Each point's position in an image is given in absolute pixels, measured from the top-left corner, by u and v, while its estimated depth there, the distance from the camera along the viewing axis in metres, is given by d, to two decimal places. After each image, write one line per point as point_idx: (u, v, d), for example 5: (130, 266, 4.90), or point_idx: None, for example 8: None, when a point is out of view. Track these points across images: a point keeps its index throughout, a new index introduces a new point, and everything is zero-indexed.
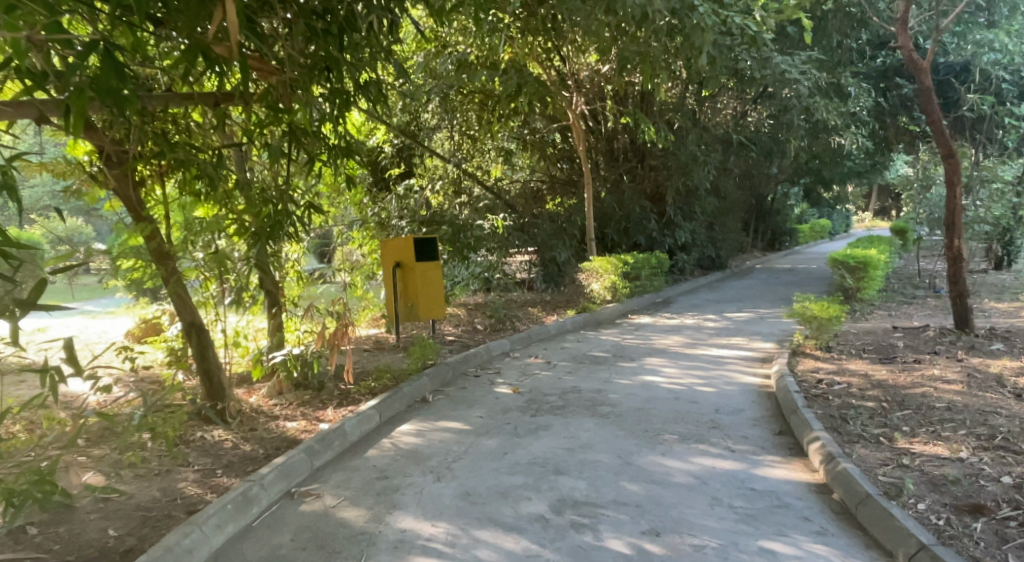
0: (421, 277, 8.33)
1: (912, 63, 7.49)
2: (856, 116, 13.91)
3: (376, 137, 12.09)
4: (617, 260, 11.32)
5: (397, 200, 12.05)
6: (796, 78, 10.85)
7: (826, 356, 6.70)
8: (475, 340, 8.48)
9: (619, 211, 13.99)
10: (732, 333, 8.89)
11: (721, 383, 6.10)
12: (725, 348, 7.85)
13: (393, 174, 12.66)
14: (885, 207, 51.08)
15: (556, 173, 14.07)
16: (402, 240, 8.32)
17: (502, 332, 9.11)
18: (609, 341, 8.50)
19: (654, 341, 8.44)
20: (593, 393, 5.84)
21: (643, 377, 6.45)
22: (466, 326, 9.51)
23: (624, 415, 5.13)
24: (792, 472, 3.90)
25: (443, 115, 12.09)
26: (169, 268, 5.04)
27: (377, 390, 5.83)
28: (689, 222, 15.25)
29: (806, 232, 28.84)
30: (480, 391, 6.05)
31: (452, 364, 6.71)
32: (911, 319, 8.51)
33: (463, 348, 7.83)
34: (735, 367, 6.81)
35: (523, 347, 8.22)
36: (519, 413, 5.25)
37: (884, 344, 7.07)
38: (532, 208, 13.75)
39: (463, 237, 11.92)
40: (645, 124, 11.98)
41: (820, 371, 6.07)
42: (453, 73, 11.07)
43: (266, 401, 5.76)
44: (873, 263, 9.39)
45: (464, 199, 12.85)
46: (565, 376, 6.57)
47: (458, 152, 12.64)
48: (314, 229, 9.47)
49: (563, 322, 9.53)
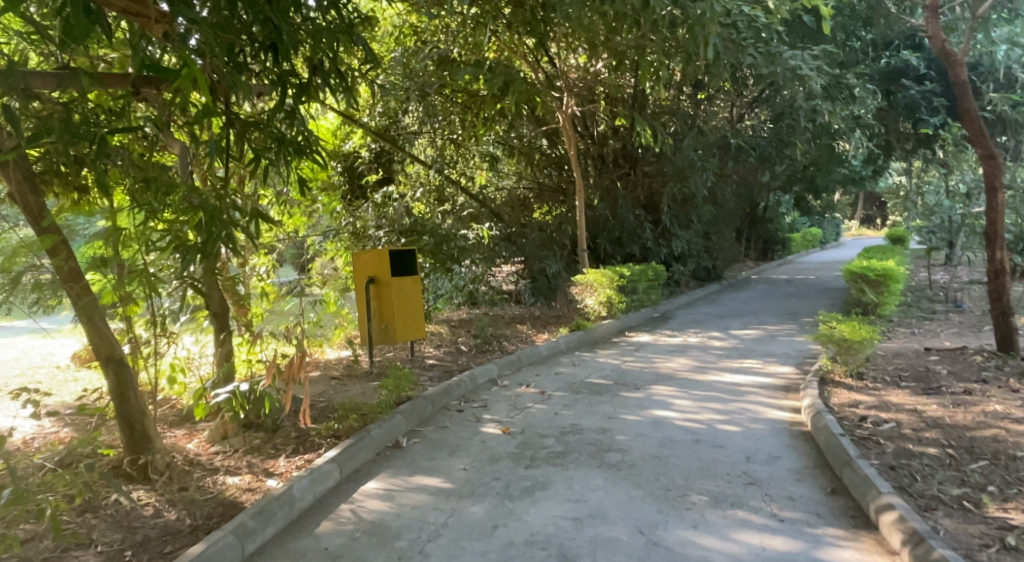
0: (397, 294, 7.41)
1: (945, 54, 6.68)
2: (860, 120, 13.24)
3: (353, 142, 11.40)
4: (612, 273, 10.35)
5: (375, 207, 10.99)
6: (809, 75, 10.10)
7: (859, 386, 5.87)
8: (459, 364, 7.55)
9: (612, 220, 13.12)
10: (744, 354, 8.04)
11: (745, 420, 5.24)
12: (741, 374, 6.98)
13: (371, 181, 11.81)
14: (870, 215, 50.93)
15: (545, 180, 13.16)
16: (376, 251, 7.41)
17: (489, 354, 8.19)
18: (608, 364, 7.62)
19: (658, 364, 7.57)
20: (597, 434, 4.95)
21: (654, 412, 5.56)
22: (449, 346, 8.58)
23: (639, 465, 4.25)
24: (865, 556, 3.03)
25: (424, 121, 11.37)
26: (79, 290, 4.00)
27: (342, 434, 4.89)
28: (686, 231, 14.46)
29: (797, 240, 28.30)
30: (463, 432, 5.12)
31: (432, 398, 5.76)
32: (940, 339, 7.72)
33: (445, 374, 6.92)
34: (756, 397, 5.94)
35: (512, 372, 7.33)
36: (511, 464, 4.34)
37: (921, 370, 6.26)
38: (518, 218, 12.81)
39: (446, 247, 10.85)
40: (642, 126, 11.18)
41: (859, 405, 5.24)
42: (432, 70, 10.20)
43: (206, 448, 4.82)
44: (894, 276, 8.61)
45: (448, 207, 11.93)
46: (562, 411, 5.66)
47: (441, 157, 11.78)
48: (290, 238, 8.95)
49: (556, 342, 8.65)
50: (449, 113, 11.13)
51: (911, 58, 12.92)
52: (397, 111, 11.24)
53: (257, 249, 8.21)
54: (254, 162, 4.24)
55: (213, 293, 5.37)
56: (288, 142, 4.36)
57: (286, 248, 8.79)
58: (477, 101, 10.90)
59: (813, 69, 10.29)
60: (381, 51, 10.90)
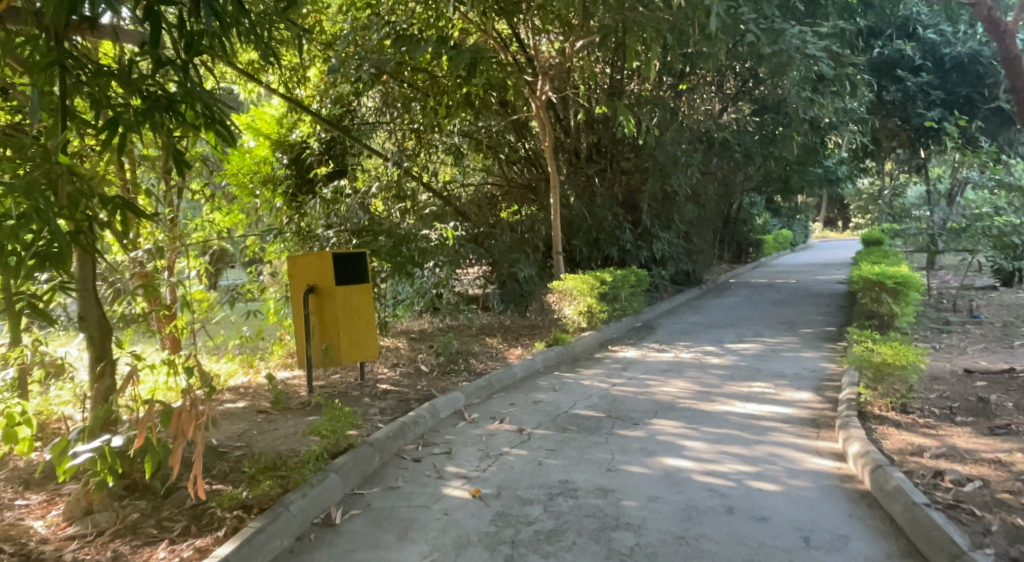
0: (342, 306, 6.10)
1: (992, 23, 5.62)
2: (854, 113, 12.36)
3: (300, 131, 10.06)
4: (593, 279, 9.16)
5: (324, 202, 9.55)
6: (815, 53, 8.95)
7: (909, 423, 4.79)
8: (417, 390, 6.26)
9: (589, 219, 11.92)
10: (750, 375, 6.93)
11: (783, 475, 4.08)
12: (755, 402, 5.85)
13: (322, 173, 10.22)
14: (833, 218, 51.17)
15: (513, 176, 11.97)
16: (315, 254, 6.10)
17: (453, 376, 6.90)
18: (595, 389, 6.43)
19: (654, 388, 6.40)
20: (597, 499, 3.74)
21: (663, 461, 4.38)
22: (407, 366, 7.29)
23: (663, 557, 3.07)
24: None
25: (384, 109, 10.29)
26: None
27: (253, 505, 3.56)
28: (667, 232, 13.40)
29: (769, 242, 27.74)
30: (419, 497, 3.85)
31: (379, 444, 4.47)
32: (974, 358, 6.76)
33: (399, 406, 5.64)
34: (786, 438, 4.81)
35: (482, 401, 6.07)
36: (485, 555, 3.13)
37: (974, 402, 5.23)
38: (486, 217, 11.47)
39: (405, 249, 9.28)
40: (625, 115, 9.97)
41: (922, 452, 4.15)
42: (388, 48, 8.92)
43: (60, 530, 3.48)
44: (914, 283, 7.62)
45: (408, 205, 10.46)
46: (546, 460, 4.43)
47: (401, 150, 10.52)
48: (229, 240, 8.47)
49: (532, 361, 7.42)
50: (408, 100, 10.08)
51: (906, 48, 12.11)
52: (352, 97, 10.12)
53: (185, 252, 7.57)
54: (107, 132, 2.95)
55: (85, 307, 4.11)
56: (156, 101, 3.10)
57: (231, 249, 8.54)
58: (440, 81, 9.75)
59: (817, 47, 9.18)
60: (330, 30, 9.75)
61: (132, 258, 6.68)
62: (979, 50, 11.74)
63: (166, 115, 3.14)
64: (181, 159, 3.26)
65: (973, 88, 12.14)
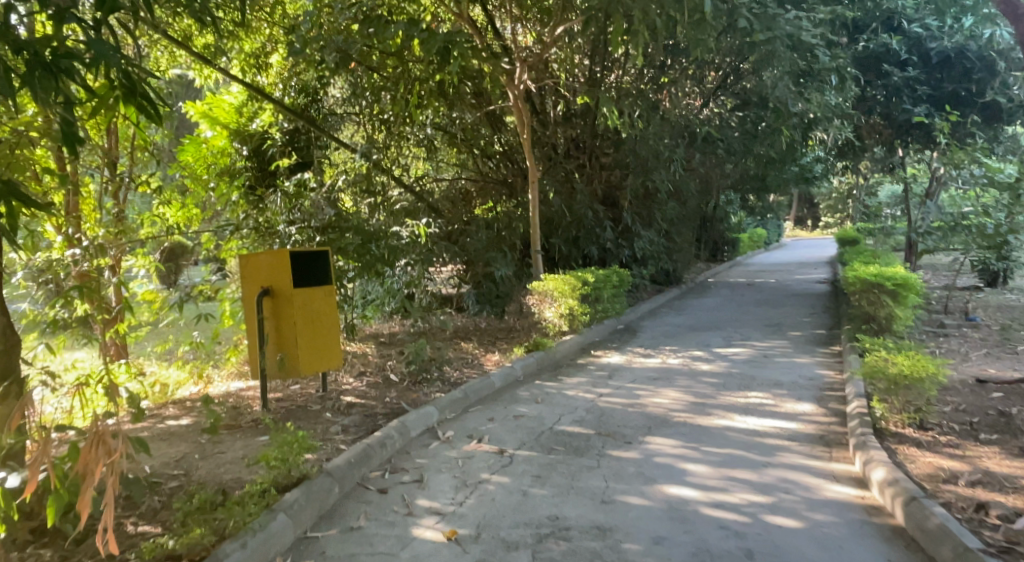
0: (300, 311, 5.45)
1: (1009, 6, 5.09)
2: (840, 108, 12.02)
3: (260, 121, 9.05)
4: (575, 280, 8.63)
5: (286, 197, 8.62)
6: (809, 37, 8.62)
7: (931, 442, 4.34)
8: (385, 403, 5.64)
9: (569, 216, 11.37)
10: (745, 383, 6.46)
11: (803, 508, 3.58)
12: (755, 416, 5.36)
13: (285, 166, 9.08)
14: (804, 217, 51.60)
15: (488, 171, 11.45)
16: (272, 253, 5.45)
17: (426, 386, 6.30)
18: (581, 401, 5.89)
19: (645, 400, 5.88)
20: (594, 542, 3.20)
21: (665, 489, 3.85)
22: (374, 375, 6.66)
23: None
24: None
25: (351, 97, 9.58)
26: None
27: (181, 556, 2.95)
28: (648, 230, 12.93)
29: (744, 241, 27.61)
30: (385, 541, 3.28)
31: (339, 474, 3.88)
32: (982, 365, 6.38)
33: (364, 424, 5.03)
34: (797, 460, 4.32)
35: (456, 416, 5.47)
36: None
37: (996, 417, 4.80)
38: (461, 214, 10.87)
39: (375, 247, 8.57)
40: (609, 108, 9.34)
41: (956, 479, 3.68)
42: (357, 29, 8.34)
43: None
44: (914, 285, 7.24)
45: (377, 200, 9.81)
46: (532, 490, 3.87)
47: (370, 142, 9.74)
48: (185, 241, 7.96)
49: (510, 369, 6.85)
50: (378, 89, 9.44)
51: (892, 41, 11.75)
52: (318, 85, 9.43)
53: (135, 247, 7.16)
54: None
55: None
56: (37, 60, 2.57)
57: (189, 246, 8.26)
58: (411, 66, 9.06)
59: (811, 33, 8.93)
60: (291, 11, 9.04)
61: (68, 256, 6.06)
62: (966, 44, 11.49)
63: (52, 78, 2.62)
64: (74, 137, 2.70)
65: (959, 84, 11.86)
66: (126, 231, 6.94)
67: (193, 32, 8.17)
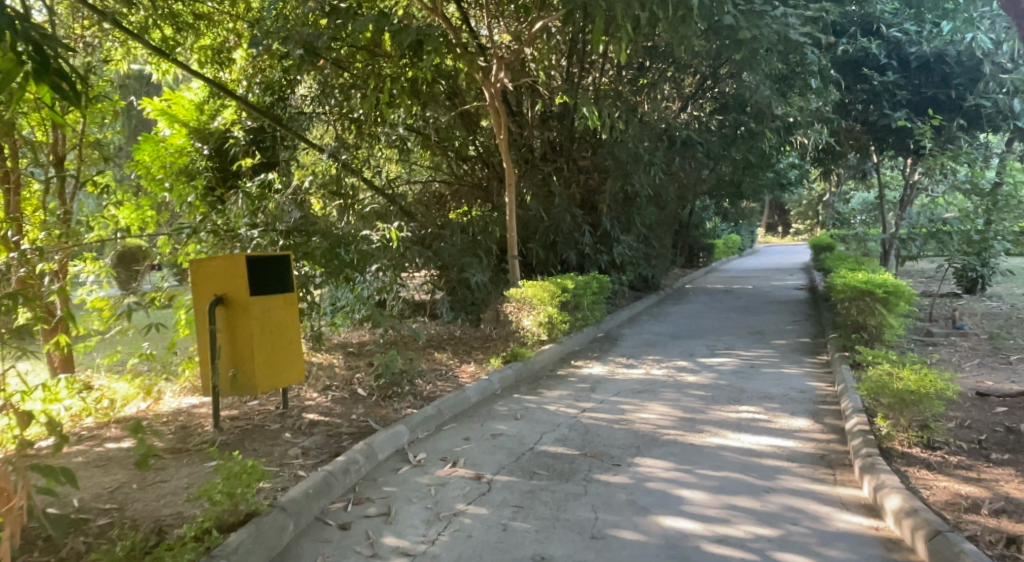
0: (255, 321, 5.00)
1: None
2: (820, 112, 11.84)
3: (223, 117, 8.66)
4: (554, 286, 8.26)
5: (248, 198, 8.10)
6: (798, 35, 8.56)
7: (941, 463, 4.04)
8: (351, 422, 5.19)
9: (547, 221, 11.00)
10: (734, 396, 6.13)
11: (815, 542, 3.23)
12: (749, 433, 5.01)
13: (246, 166, 8.62)
14: (775, 223, 52.11)
15: (463, 174, 11.01)
16: (224, 258, 4.98)
17: (397, 402, 5.85)
18: (564, 417, 5.49)
19: (632, 415, 5.51)
20: None
21: (661, 521, 3.48)
22: (340, 390, 6.20)
23: None
24: None
25: (320, 94, 9.09)
26: None
27: None
28: (627, 235, 12.62)
29: (719, 248, 27.57)
30: None
31: (294, 509, 3.42)
32: (978, 376, 6.14)
33: (326, 446, 4.57)
34: (801, 485, 3.96)
35: (428, 436, 5.03)
36: None
37: (1004, 434, 4.52)
38: (434, 218, 10.44)
39: (344, 252, 8.07)
40: (590, 108, 8.91)
41: (978, 508, 3.36)
42: (323, 23, 7.70)
43: None
44: (904, 292, 7.00)
45: (347, 203, 9.31)
46: (513, 523, 3.46)
47: (340, 142, 9.19)
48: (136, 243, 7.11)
49: (487, 382, 6.42)
50: (347, 86, 8.87)
51: (870, 46, 11.60)
52: (285, 82, 8.97)
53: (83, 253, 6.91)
54: None
55: None
56: None
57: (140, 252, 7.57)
58: (380, 62, 8.51)
59: (798, 31, 8.80)
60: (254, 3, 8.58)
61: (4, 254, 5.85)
62: (945, 50, 11.36)
63: None
64: None
65: (937, 90, 11.73)
66: (71, 233, 6.37)
67: (152, 25, 7.71)
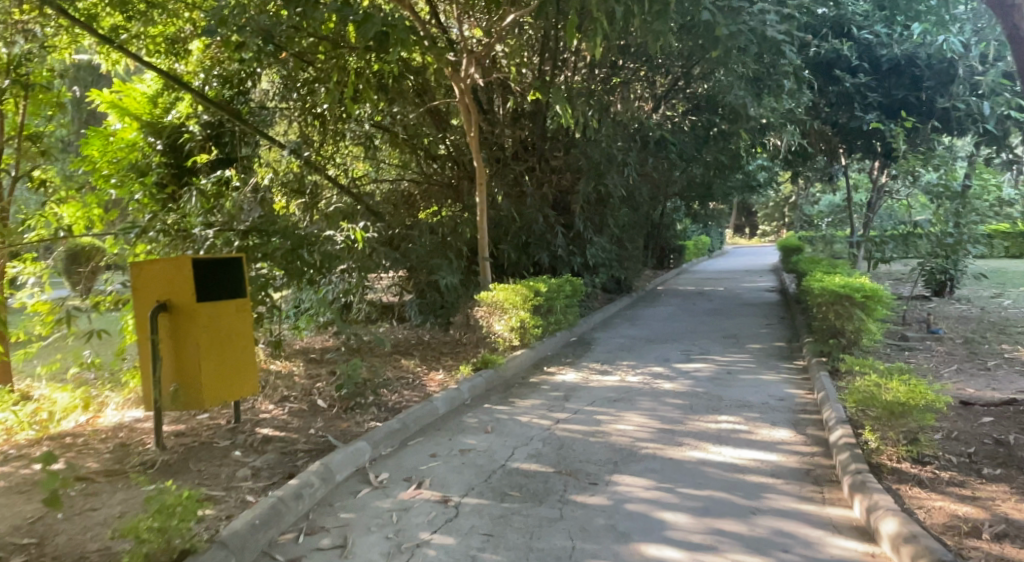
0: (203, 330, 4.60)
1: None
2: (793, 113, 11.74)
3: (178, 110, 8.19)
4: (525, 289, 7.96)
5: (203, 196, 7.53)
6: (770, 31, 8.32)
7: (934, 480, 3.83)
8: (308, 437, 4.82)
9: (518, 221, 10.70)
10: (713, 405, 5.91)
11: None
12: (730, 446, 4.77)
13: (202, 162, 8.09)
14: (741, 225, 52.66)
15: (433, 173, 10.55)
16: (169, 261, 4.57)
17: (359, 414, 5.50)
18: (537, 430, 5.19)
19: (608, 427, 5.24)
20: None
21: (643, 549, 3.20)
22: (299, 401, 5.82)
23: None
24: None
25: (284, 88, 8.80)
26: None
27: None
28: (600, 236, 12.38)
29: (688, 249, 27.56)
30: None
31: (237, 543, 3.07)
32: (959, 383, 6.00)
33: (279, 466, 4.20)
34: (789, 506, 3.72)
35: (391, 453, 4.68)
36: None
37: (993, 447, 4.35)
38: (402, 218, 10.06)
39: (305, 253, 7.36)
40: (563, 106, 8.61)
41: (978, 532, 3.15)
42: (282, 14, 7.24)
43: None
44: (881, 295, 6.87)
45: (309, 202, 8.90)
46: (482, 555, 3.16)
47: (301, 139, 8.93)
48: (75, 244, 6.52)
49: (456, 392, 6.09)
50: (309, 80, 8.51)
51: (842, 47, 11.52)
52: (245, 76, 8.54)
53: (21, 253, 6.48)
54: None
55: None
56: None
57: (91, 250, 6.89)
58: (344, 55, 7.92)
59: (775, 29, 8.63)
60: None
61: None
62: (916, 52, 11.43)
63: None
64: None
65: (909, 92, 11.72)
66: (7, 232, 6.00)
67: (96, 10, 7.23)
